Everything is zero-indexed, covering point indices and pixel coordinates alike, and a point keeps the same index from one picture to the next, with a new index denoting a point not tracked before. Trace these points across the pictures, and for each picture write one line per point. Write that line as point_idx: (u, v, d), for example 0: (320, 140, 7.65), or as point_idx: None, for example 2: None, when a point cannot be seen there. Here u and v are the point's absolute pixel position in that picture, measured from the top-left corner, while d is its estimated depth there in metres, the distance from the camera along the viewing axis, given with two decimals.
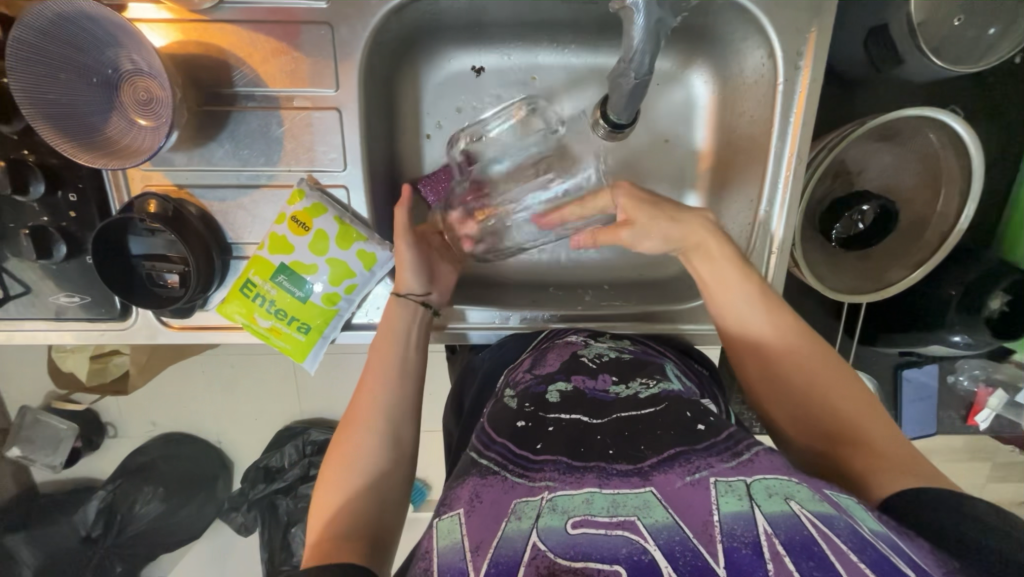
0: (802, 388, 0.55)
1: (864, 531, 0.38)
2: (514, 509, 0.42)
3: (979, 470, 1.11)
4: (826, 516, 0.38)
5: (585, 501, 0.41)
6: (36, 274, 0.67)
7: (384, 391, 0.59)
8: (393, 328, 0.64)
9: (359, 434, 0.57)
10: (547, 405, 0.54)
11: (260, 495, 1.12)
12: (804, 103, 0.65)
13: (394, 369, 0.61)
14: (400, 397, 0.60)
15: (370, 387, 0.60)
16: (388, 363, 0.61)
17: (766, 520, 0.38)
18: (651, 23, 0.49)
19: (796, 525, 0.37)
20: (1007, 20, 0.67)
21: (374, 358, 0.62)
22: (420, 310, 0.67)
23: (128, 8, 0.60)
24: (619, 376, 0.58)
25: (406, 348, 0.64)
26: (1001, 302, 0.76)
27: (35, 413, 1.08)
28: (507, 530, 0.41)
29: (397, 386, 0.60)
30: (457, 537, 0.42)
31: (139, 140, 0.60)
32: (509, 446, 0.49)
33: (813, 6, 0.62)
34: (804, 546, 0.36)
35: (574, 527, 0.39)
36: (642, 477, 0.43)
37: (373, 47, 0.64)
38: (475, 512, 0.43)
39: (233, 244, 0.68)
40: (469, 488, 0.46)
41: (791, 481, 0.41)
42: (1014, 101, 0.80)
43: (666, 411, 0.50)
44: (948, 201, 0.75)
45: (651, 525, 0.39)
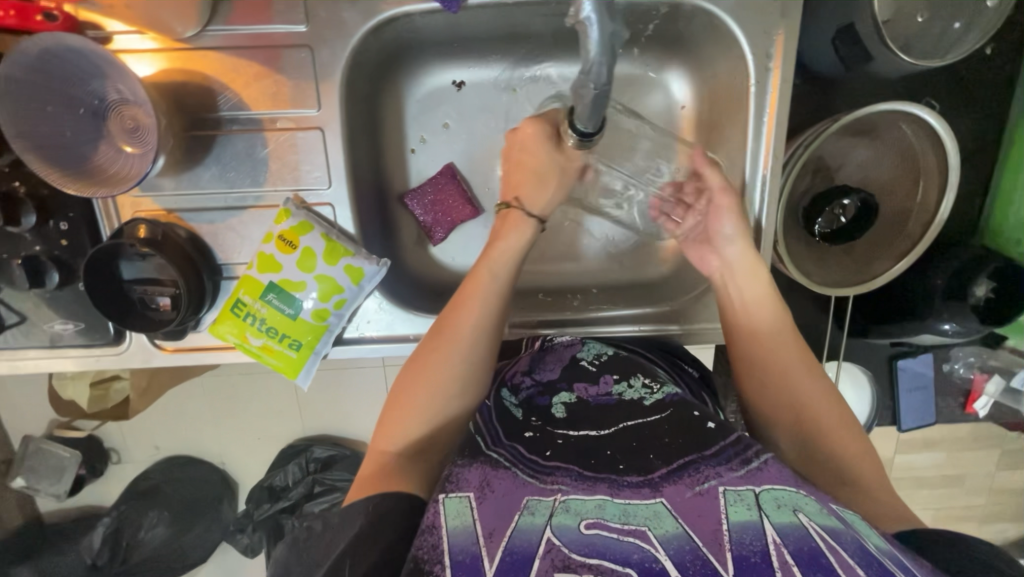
0: (807, 417, 0.58)
1: (870, 546, 0.39)
2: (526, 504, 0.43)
3: (985, 458, 1.10)
4: (833, 529, 0.39)
5: (598, 506, 0.42)
6: (30, 303, 0.69)
7: (475, 313, 0.60)
8: (502, 249, 0.64)
9: (444, 355, 0.58)
10: (553, 419, 0.54)
11: (265, 515, 1.12)
12: (776, 102, 0.66)
13: (488, 322, 0.60)
14: (481, 343, 0.59)
15: (464, 307, 0.60)
16: (490, 284, 0.61)
17: (775, 530, 0.39)
18: (605, 36, 0.45)
19: (805, 536, 0.38)
20: (970, 13, 0.68)
21: (465, 293, 0.61)
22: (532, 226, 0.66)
23: (113, 40, 0.62)
24: (621, 374, 0.59)
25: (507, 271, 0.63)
26: (987, 289, 0.76)
27: (37, 442, 1.08)
28: (520, 522, 0.41)
29: (488, 310, 0.60)
30: (468, 522, 0.42)
31: (126, 167, 0.61)
32: (520, 449, 0.49)
33: (779, 8, 0.64)
34: (813, 558, 0.37)
35: (588, 527, 0.40)
36: (653, 488, 0.43)
37: (353, 68, 0.66)
38: (486, 501, 0.44)
39: (223, 265, 0.69)
40: (477, 473, 0.46)
41: (799, 493, 0.42)
42: (987, 90, 0.81)
43: (672, 419, 0.51)
44: (928, 192, 0.76)
45: (662, 534, 0.39)
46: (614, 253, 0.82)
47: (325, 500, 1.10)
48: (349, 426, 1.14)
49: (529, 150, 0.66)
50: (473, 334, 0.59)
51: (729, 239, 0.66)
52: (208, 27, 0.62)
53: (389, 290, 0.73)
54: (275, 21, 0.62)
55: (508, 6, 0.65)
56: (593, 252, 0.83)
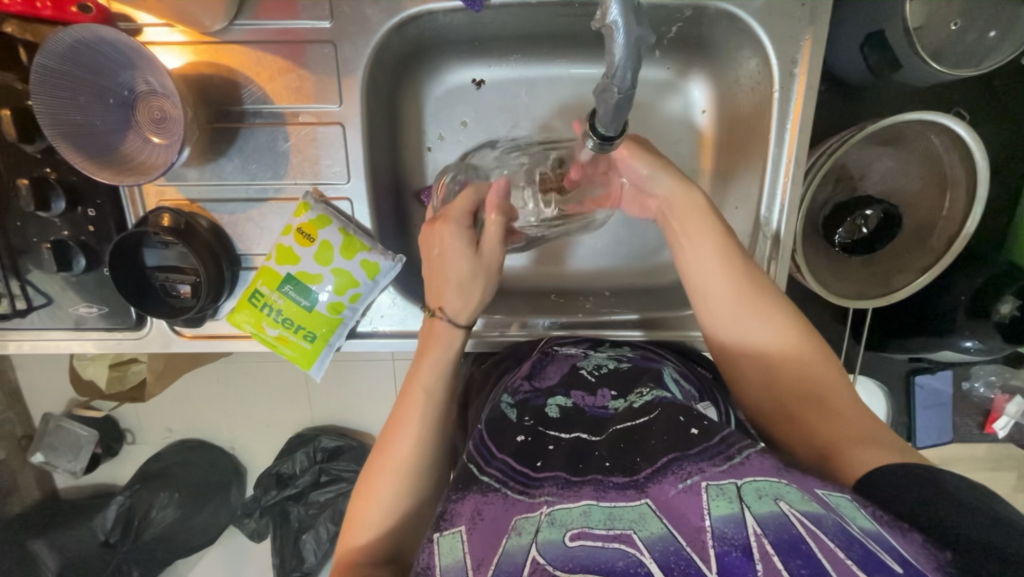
0: (771, 355, 0.58)
1: (853, 530, 0.37)
2: (515, 524, 0.43)
3: (1003, 480, 1.07)
4: (815, 515, 0.38)
5: (582, 514, 0.42)
6: (57, 286, 0.71)
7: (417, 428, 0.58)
8: (434, 351, 0.61)
9: (390, 472, 0.57)
10: (548, 420, 0.54)
11: (272, 502, 1.14)
12: (800, 109, 0.65)
13: (427, 435, 0.58)
14: (434, 433, 0.59)
15: (403, 420, 0.59)
16: (428, 394, 0.60)
17: (755, 521, 0.38)
18: (632, 41, 0.45)
19: (785, 525, 0.37)
20: (1006, 22, 0.66)
21: (406, 395, 0.60)
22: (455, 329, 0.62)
23: (144, 32, 0.63)
24: (618, 391, 0.58)
25: (444, 375, 0.61)
26: (1013, 306, 0.74)
27: (57, 420, 1.11)
28: (508, 545, 0.41)
29: (431, 422, 0.59)
30: (459, 555, 0.42)
31: (154, 157, 0.63)
32: (510, 463, 0.49)
33: (807, 14, 0.63)
34: (793, 545, 0.36)
35: (572, 539, 0.40)
36: (638, 489, 0.43)
37: (375, 64, 0.66)
38: (476, 529, 0.44)
39: (242, 255, 0.70)
40: (470, 505, 0.46)
41: (780, 482, 0.41)
42: (1021, 103, 0.79)
43: (658, 420, 0.50)
44: (954, 206, 0.74)
45: (647, 537, 0.39)
46: (627, 257, 0.82)
47: (330, 489, 1.12)
48: (358, 417, 1.16)
49: (445, 256, 0.61)
50: (421, 429, 0.58)
51: (649, 177, 0.63)
52: (235, 21, 0.63)
53: (402, 286, 0.74)
54: (301, 17, 0.63)
55: (532, 6, 0.65)
56: (606, 255, 0.82)
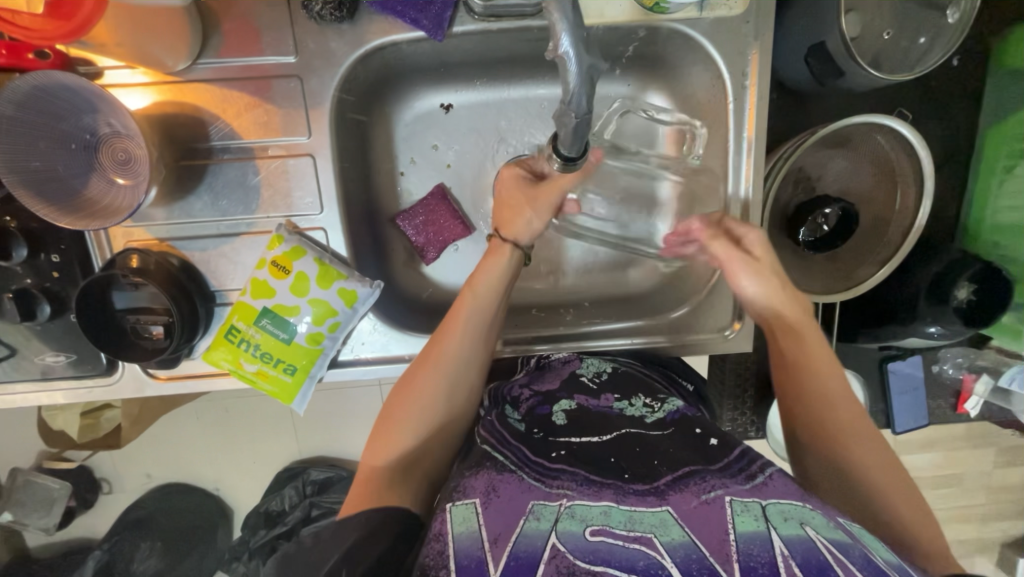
0: (846, 441, 0.56)
1: (878, 561, 0.39)
2: (532, 508, 0.43)
3: (981, 456, 1.11)
4: (841, 542, 0.40)
5: (603, 512, 0.42)
6: (21, 336, 0.68)
7: (460, 348, 0.59)
8: (478, 292, 0.61)
9: (423, 390, 0.58)
10: (555, 428, 0.54)
11: (261, 543, 1.09)
12: (754, 118, 0.68)
13: (469, 356, 0.60)
14: (468, 366, 0.60)
15: (445, 337, 0.60)
16: (474, 315, 0.61)
17: (782, 541, 0.39)
18: (585, 69, 0.47)
19: (812, 549, 0.39)
20: (934, 28, 0.71)
21: (448, 327, 0.60)
22: (517, 258, 0.64)
23: (104, 74, 0.63)
24: (621, 394, 0.59)
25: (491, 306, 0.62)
26: (968, 291, 0.78)
27: (25, 474, 1.06)
28: (526, 527, 0.42)
29: (472, 347, 0.60)
30: (474, 526, 0.43)
31: (120, 198, 0.62)
32: (526, 452, 0.50)
33: (753, 29, 0.66)
34: (819, 568, 0.38)
35: (593, 534, 0.41)
36: (658, 496, 0.44)
37: (342, 95, 0.67)
38: (491, 505, 0.44)
39: (216, 292, 0.69)
40: (483, 479, 0.47)
41: (805, 507, 0.42)
42: (957, 100, 0.84)
43: (674, 434, 0.52)
44: (905, 202, 0.78)
45: (668, 542, 0.40)
46: (605, 266, 0.83)
47: (322, 523, 1.07)
48: (346, 446, 1.13)
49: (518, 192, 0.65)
50: (456, 360, 0.59)
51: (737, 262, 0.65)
52: (199, 60, 0.64)
53: (382, 312, 0.74)
54: (265, 53, 0.64)
55: (492, 33, 0.67)
56: (583, 267, 0.84)
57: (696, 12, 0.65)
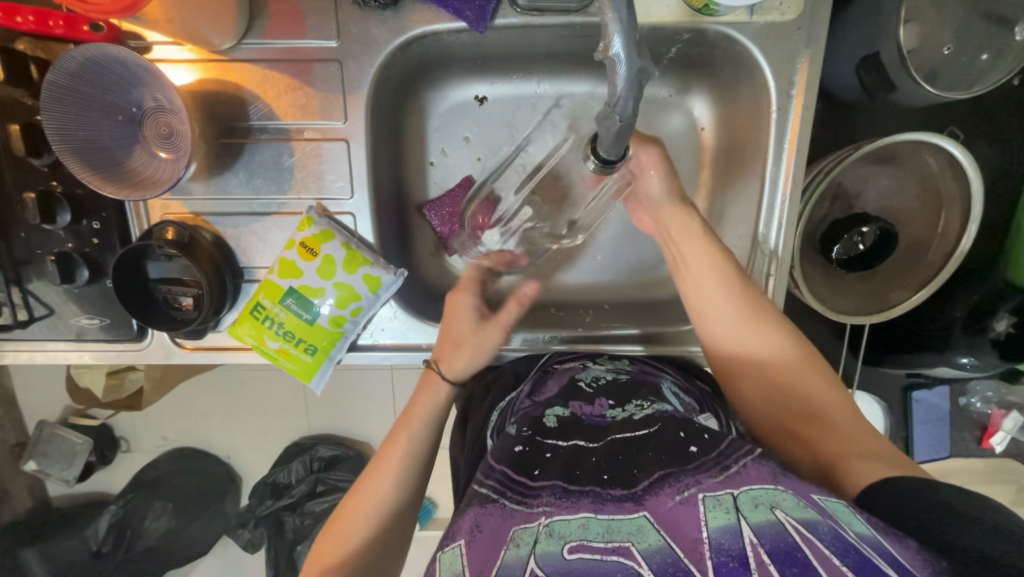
0: (786, 384, 0.58)
1: (849, 536, 0.38)
2: (512, 536, 0.43)
3: (1001, 494, 1.07)
4: (809, 521, 0.38)
5: (581, 526, 0.42)
6: (59, 297, 0.71)
7: (394, 473, 0.62)
8: (415, 418, 0.65)
9: (363, 506, 0.60)
10: (546, 429, 0.54)
11: (267, 512, 1.13)
12: (798, 130, 0.66)
13: (406, 479, 0.62)
14: (409, 479, 0.62)
15: (378, 468, 0.62)
16: (409, 443, 0.64)
17: (752, 530, 0.38)
18: (634, 73, 0.46)
19: (780, 533, 0.37)
20: (997, 47, 0.68)
21: (385, 450, 0.63)
22: (444, 396, 0.68)
23: (153, 49, 0.64)
24: (616, 400, 0.59)
25: (428, 425, 0.65)
26: (1008, 323, 0.76)
27: (52, 427, 1.10)
28: (507, 558, 0.41)
29: (406, 470, 0.62)
30: (458, 568, 0.42)
31: (160, 171, 0.64)
32: (509, 474, 0.49)
33: (803, 38, 0.64)
34: (788, 554, 0.36)
35: (571, 552, 0.40)
36: (635, 502, 0.43)
37: (380, 82, 0.67)
38: (475, 542, 0.44)
39: (244, 268, 0.71)
40: (469, 518, 0.46)
41: (776, 490, 0.41)
42: (1013, 124, 0.81)
43: (659, 433, 0.50)
44: (948, 225, 0.75)
45: (645, 550, 0.39)
46: (627, 270, 0.83)
47: (326, 499, 1.11)
48: (356, 427, 1.15)
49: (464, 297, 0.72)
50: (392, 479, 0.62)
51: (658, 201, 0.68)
52: (244, 39, 0.64)
53: (403, 299, 0.74)
54: (308, 36, 0.64)
55: (535, 27, 0.66)
56: (605, 269, 0.83)
57: (746, 16, 0.63)
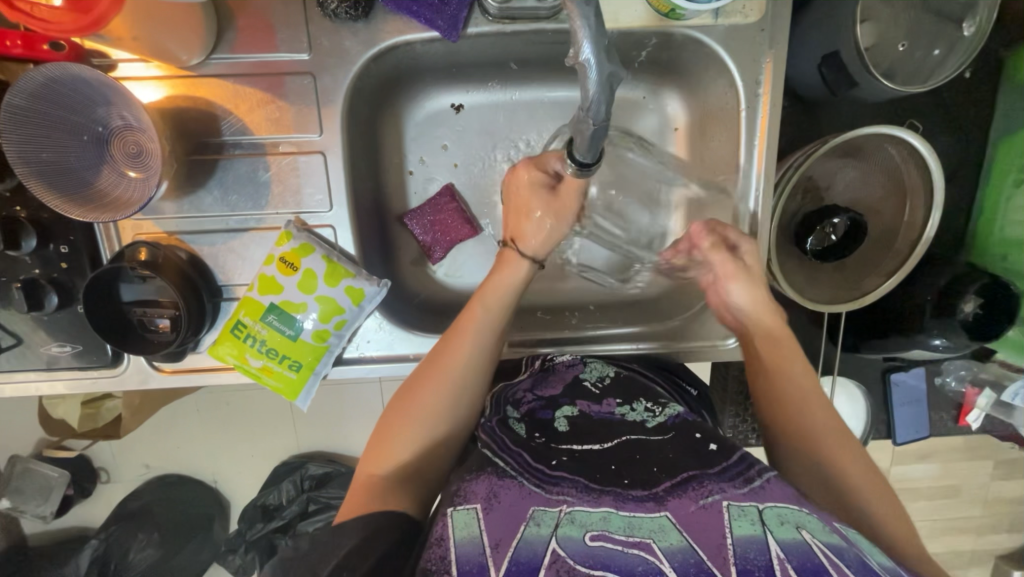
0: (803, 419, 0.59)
1: (871, 563, 0.40)
2: (532, 515, 0.43)
3: (979, 469, 1.11)
4: (836, 545, 0.40)
5: (603, 518, 0.42)
6: (28, 325, 0.68)
7: (467, 359, 0.60)
8: (493, 292, 0.64)
9: (437, 387, 0.59)
10: (557, 433, 0.54)
11: (257, 536, 1.10)
12: (766, 126, 0.68)
13: (475, 372, 0.60)
14: (473, 377, 0.60)
15: (454, 350, 0.60)
16: (481, 325, 0.62)
17: (779, 545, 0.39)
18: (604, 77, 0.47)
19: (808, 553, 0.39)
20: (949, 41, 0.71)
21: (452, 353, 0.60)
22: (528, 267, 0.66)
23: (118, 67, 0.63)
24: (623, 399, 0.59)
25: (501, 313, 0.64)
26: (975, 305, 0.78)
27: (25, 462, 1.06)
28: (527, 533, 0.42)
29: (476, 357, 0.61)
30: (475, 532, 0.43)
31: (130, 192, 0.62)
32: (527, 458, 0.49)
33: (767, 38, 0.66)
34: (815, 572, 0.38)
35: (592, 539, 0.41)
36: (657, 502, 0.44)
37: (354, 93, 0.67)
38: (493, 510, 0.44)
39: (223, 286, 0.69)
40: (484, 485, 0.46)
41: (802, 511, 0.43)
42: (968, 113, 0.84)
43: (675, 438, 0.51)
44: (913, 212, 0.78)
45: (666, 547, 0.40)
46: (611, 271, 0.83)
47: (318, 518, 1.09)
48: (346, 442, 1.13)
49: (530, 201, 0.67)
50: (458, 382, 0.59)
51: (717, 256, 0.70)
52: (212, 55, 0.64)
53: (388, 310, 0.74)
54: (279, 49, 0.64)
55: (507, 35, 0.66)
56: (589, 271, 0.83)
57: (711, 19, 0.65)
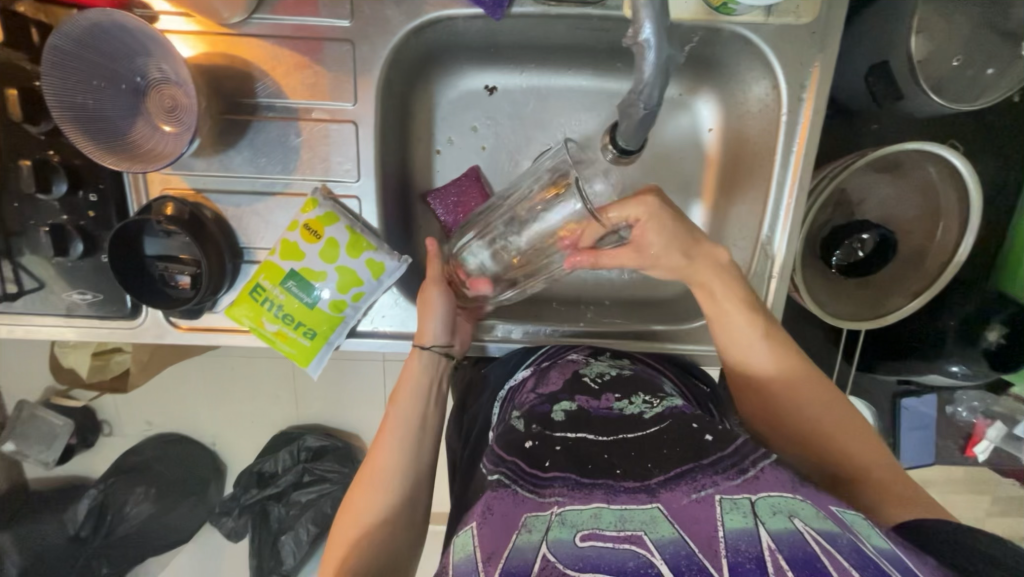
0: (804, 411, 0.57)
1: (868, 550, 0.37)
2: (524, 522, 0.43)
3: (979, 503, 1.10)
4: (829, 533, 0.37)
5: (594, 515, 0.41)
6: (50, 270, 0.69)
7: (400, 446, 0.62)
8: (412, 386, 0.66)
9: (379, 480, 0.60)
10: (553, 423, 0.53)
11: (252, 501, 1.11)
12: (806, 133, 0.67)
13: (414, 457, 0.62)
14: (416, 458, 0.62)
15: (390, 441, 0.62)
16: (409, 418, 0.64)
17: (770, 536, 0.37)
18: (662, 60, 0.47)
19: (799, 542, 0.36)
20: (1003, 61, 0.69)
21: (393, 414, 0.64)
22: (442, 360, 0.69)
23: (159, 19, 0.63)
24: (623, 393, 0.57)
25: (424, 402, 0.65)
26: (998, 335, 0.77)
27: (33, 407, 1.08)
28: (518, 541, 0.41)
29: (413, 438, 0.63)
30: (470, 550, 0.42)
31: (162, 145, 0.62)
32: (520, 464, 0.49)
33: (817, 41, 0.64)
34: (807, 562, 0.35)
35: (583, 539, 0.39)
36: (649, 494, 0.42)
37: (392, 65, 0.67)
38: (486, 524, 0.44)
39: (245, 248, 0.69)
40: (481, 501, 0.47)
41: (795, 498, 0.40)
42: (1012, 139, 0.82)
43: (671, 429, 0.48)
44: (946, 234, 0.76)
45: (658, 539, 0.38)
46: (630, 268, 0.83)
47: (313, 490, 1.10)
48: (347, 417, 1.14)
49: (428, 287, 0.68)
50: (407, 441, 0.62)
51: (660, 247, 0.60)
52: (254, 15, 0.63)
53: (405, 287, 0.74)
54: (321, 14, 0.63)
55: (551, 17, 0.65)
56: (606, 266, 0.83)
57: (762, 17, 0.63)
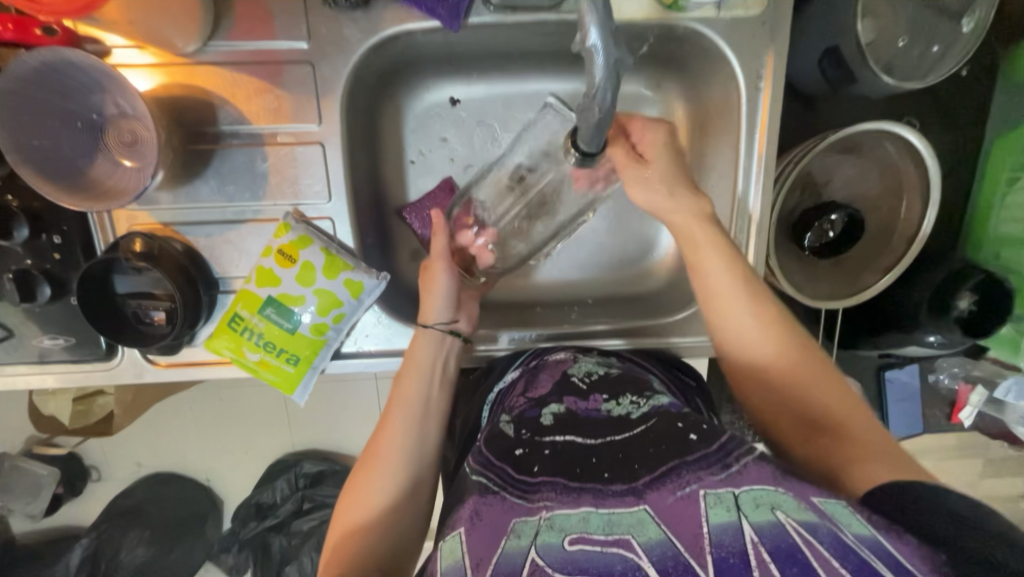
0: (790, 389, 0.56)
1: (847, 538, 0.37)
2: (513, 527, 0.43)
3: (971, 466, 1.12)
4: (811, 524, 0.37)
5: (582, 519, 0.41)
6: (18, 317, 0.67)
7: (404, 436, 0.60)
8: (416, 370, 0.64)
9: (384, 467, 0.58)
10: (542, 428, 0.52)
11: (251, 534, 1.09)
12: (767, 121, 0.68)
13: (416, 447, 0.60)
14: (421, 447, 0.60)
15: (393, 428, 0.60)
16: (412, 404, 0.62)
17: (753, 530, 0.37)
18: (610, 62, 0.48)
19: (781, 534, 0.37)
20: (947, 39, 0.72)
21: (398, 395, 0.63)
22: (449, 338, 0.67)
23: (112, 53, 0.62)
24: (610, 393, 0.56)
25: (432, 383, 0.64)
26: (970, 301, 0.78)
27: (15, 459, 1.04)
28: (507, 547, 0.41)
29: (416, 428, 0.61)
30: (459, 556, 0.42)
31: (124, 180, 0.61)
32: (508, 470, 0.48)
33: (769, 32, 0.66)
34: (789, 554, 0.36)
35: (571, 543, 0.39)
36: (636, 496, 0.42)
37: (353, 83, 0.66)
38: (475, 528, 0.44)
39: (219, 278, 0.68)
40: (469, 506, 0.46)
41: (778, 491, 0.39)
42: (964, 112, 0.85)
43: (657, 426, 0.48)
44: (911, 207, 0.78)
45: (645, 541, 0.38)
46: (610, 266, 0.83)
47: (314, 516, 1.08)
48: (342, 439, 1.12)
49: (433, 262, 0.69)
50: (410, 430, 0.60)
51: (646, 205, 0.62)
52: (209, 42, 0.63)
53: (386, 304, 0.73)
54: (278, 38, 0.63)
55: (509, 27, 0.66)
56: (586, 266, 0.83)
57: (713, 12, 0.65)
